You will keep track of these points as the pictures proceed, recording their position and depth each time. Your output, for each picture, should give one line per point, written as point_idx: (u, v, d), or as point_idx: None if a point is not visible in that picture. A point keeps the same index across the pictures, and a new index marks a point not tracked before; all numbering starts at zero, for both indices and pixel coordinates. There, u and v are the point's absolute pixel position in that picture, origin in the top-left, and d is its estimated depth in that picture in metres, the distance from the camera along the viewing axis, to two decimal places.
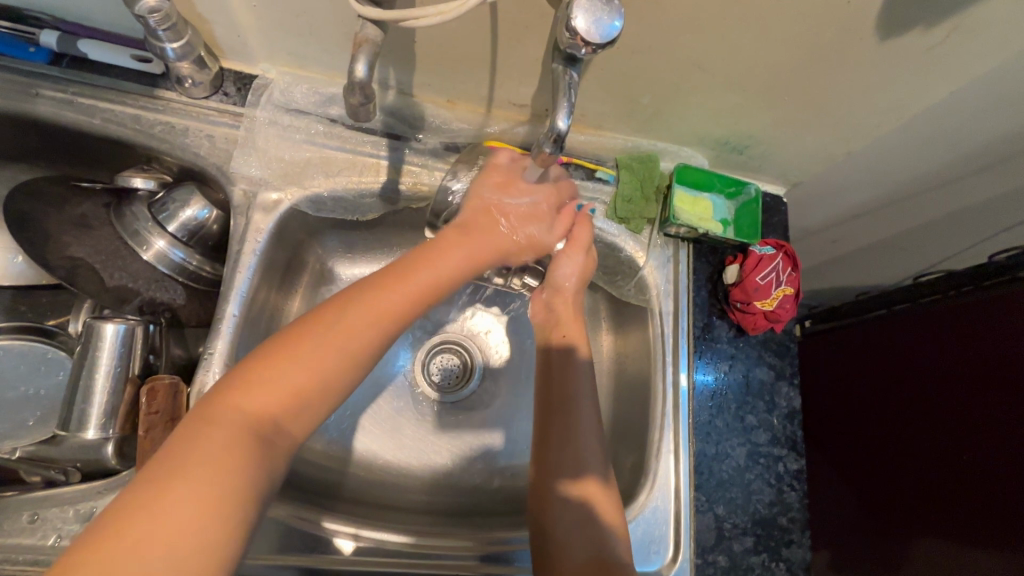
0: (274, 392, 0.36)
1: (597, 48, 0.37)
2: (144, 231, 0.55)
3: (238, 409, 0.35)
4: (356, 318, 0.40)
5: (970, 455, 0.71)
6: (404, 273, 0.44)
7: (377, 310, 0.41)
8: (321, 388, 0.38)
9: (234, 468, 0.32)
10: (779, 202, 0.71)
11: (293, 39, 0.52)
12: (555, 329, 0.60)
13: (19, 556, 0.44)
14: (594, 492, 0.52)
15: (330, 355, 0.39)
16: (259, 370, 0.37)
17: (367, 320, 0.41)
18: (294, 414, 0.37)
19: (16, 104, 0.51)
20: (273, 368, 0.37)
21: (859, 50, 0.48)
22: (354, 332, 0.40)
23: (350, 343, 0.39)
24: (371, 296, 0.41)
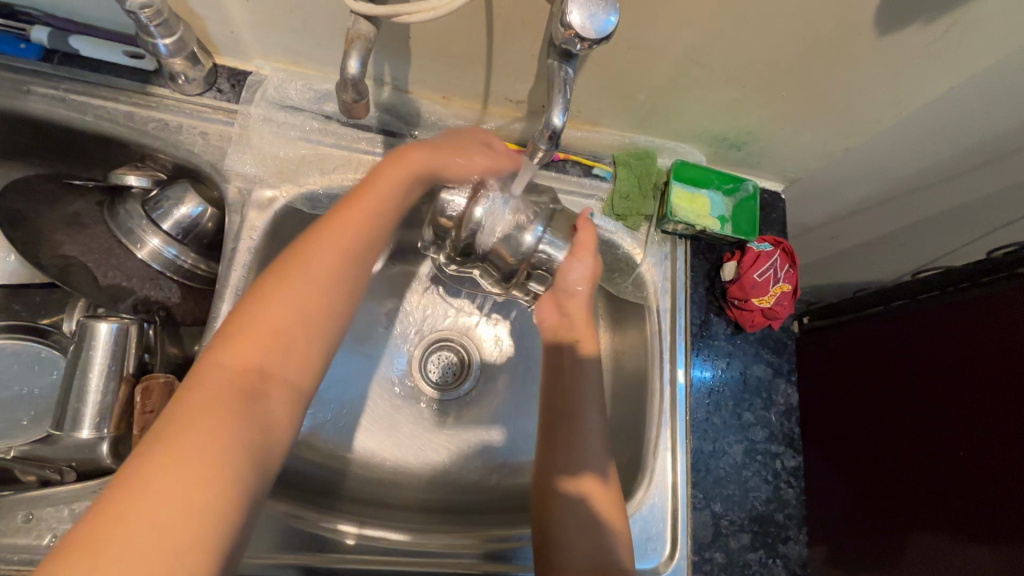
0: (249, 348, 0.39)
1: (592, 43, 0.36)
2: (137, 230, 0.55)
3: (224, 362, 0.38)
4: (315, 268, 0.44)
5: (966, 451, 0.71)
6: (347, 228, 0.47)
7: (325, 267, 0.45)
8: (291, 338, 0.42)
9: (234, 411, 0.36)
10: (777, 199, 0.71)
11: (286, 35, 0.51)
12: (565, 331, 0.60)
13: (14, 556, 0.44)
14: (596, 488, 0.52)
15: (300, 303, 0.42)
16: (236, 329, 0.40)
17: (326, 271, 0.45)
18: (281, 360, 0.41)
19: (8, 101, 0.51)
20: (251, 323, 0.40)
21: (856, 46, 0.47)
22: (306, 280, 0.44)
23: (308, 296, 0.43)
24: (314, 257, 0.45)
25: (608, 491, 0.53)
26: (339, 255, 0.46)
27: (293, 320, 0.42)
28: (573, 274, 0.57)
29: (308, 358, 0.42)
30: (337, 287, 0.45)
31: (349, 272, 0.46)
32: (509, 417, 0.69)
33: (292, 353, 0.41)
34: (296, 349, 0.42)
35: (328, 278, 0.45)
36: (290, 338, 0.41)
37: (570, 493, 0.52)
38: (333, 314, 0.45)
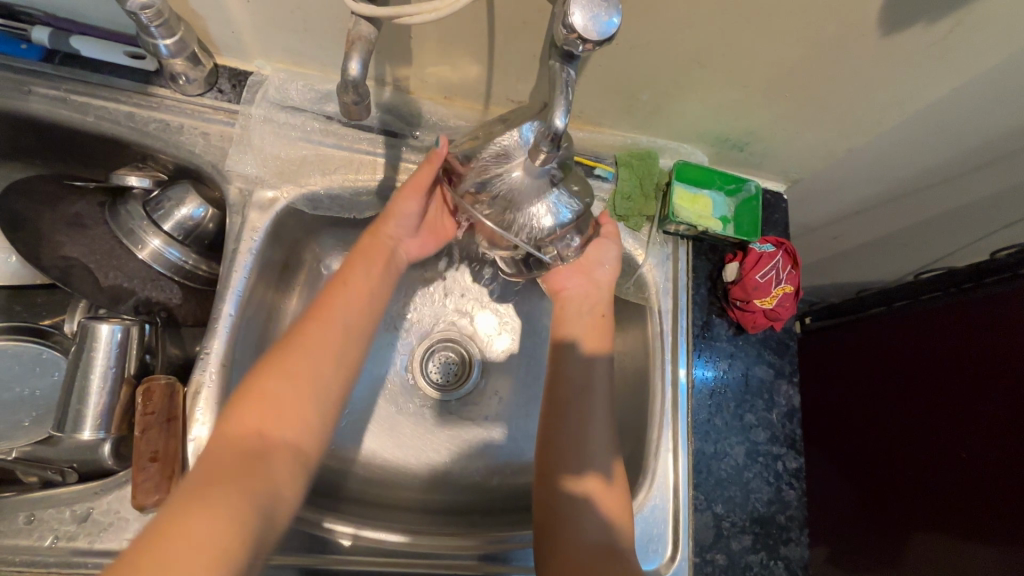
0: (261, 414, 0.42)
1: (594, 45, 0.36)
2: (139, 231, 0.55)
3: (228, 434, 0.41)
4: (306, 337, 0.47)
5: (968, 452, 0.71)
6: (351, 302, 0.50)
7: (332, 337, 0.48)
8: (302, 404, 0.44)
9: (235, 483, 0.38)
10: (779, 199, 0.71)
11: (287, 36, 0.51)
12: (595, 309, 0.60)
13: (17, 557, 0.44)
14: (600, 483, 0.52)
15: (295, 370, 0.45)
16: (238, 399, 0.43)
17: (320, 337, 0.47)
18: (283, 425, 0.43)
19: (10, 102, 0.51)
20: (250, 394, 0.43)
21: (859, 46, 0.47)
22: (312, 350, 0.46)
23: (317, 366, 0.46)
24: (322, 326, 0.48)
25: (613, 488, 0.53)
26: (331, 322, 0.48)
27: (290, 386, 0.44)
28: (605, 256, 0.60)
29: (310, 421, 0.44)
30: (332, 351, 0.47)
31: (343, 336, 0.49)
32: (510, 417, 0.69)
33: (293, 416, 0.43)
34: (296, 414, 0.44)
35: (321, 345, 0.47)
36: (290, 404, 0.44)
37: (571, 493, 0.52)
38: (332, 378, 0.47)
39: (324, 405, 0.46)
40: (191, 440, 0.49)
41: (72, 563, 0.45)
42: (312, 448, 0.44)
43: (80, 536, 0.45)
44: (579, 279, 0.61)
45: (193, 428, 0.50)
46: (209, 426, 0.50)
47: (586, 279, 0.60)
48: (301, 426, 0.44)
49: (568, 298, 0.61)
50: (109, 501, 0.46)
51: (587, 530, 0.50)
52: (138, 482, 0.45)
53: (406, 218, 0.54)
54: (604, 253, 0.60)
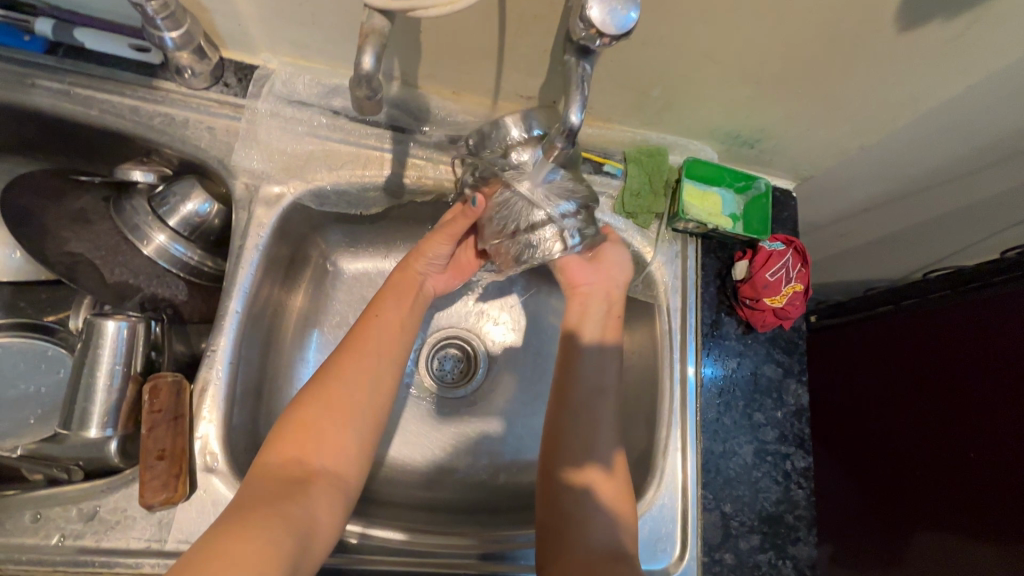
0: (303, 442, 0.43)
1: (612, 39, 0.35)
2: (144, 226, 0.54)
3: (270, 463, 0.42)
4: (343, 368, 0.48)
5: (976, 452, 0.71)
6: (384, 336, 0.51)
7: (369, 367, 0.49)
8: (343, 433, 0.45)
9: (277, 507, 0.38)
10: (788, 197, 0.70)
11: (294, 28, 0.51)
12: (612, 306, 0.60)
13: (23, 555, 0.44)
14: (609, 484, 0.52)
15: (333, 400, 0.46)
16: (279, 429, 0.44)
17: (356, 366, 0.48)
18: (322, 454, 0.44)
19: (13, 95, 0.50)
20: (291, 423, 0.44)
21: (876, 42, 0.46)
22: (353, 380, 0.48)
23: (357, 396, 0.47)
24: (359, 355, 0.49)
25: (623, 489, 0.52)
26: (366, 353, 0.50)
27: (328, 416, 0.45)
28: (619, 256, 0.61)
29: (347, 450, 0.45)
30: (368, 382, 0.48)
31: (378, 366, 0.50)
32: (516, 415, 0.69)
33: (330, 446, 0.44)
34: (334, 443, 0.45)
35: (358, 375, 0.48)
36: (328, 433, 0.45)
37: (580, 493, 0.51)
38: (368, 409, 0.47)
39: (360, 436, 0.46)
40: (197, 438, 0.49)
41: (80, 561, 0.44)
42: (349, 479, 0.45)
43: (87, 534, 0.45)
44: (595, 276, 0.60)
45: (199, 426, 0.49)
46: (216, 423, 0.50)
47: (603, 275, 0.60)
48: (339, 456, 0.44)
49: (586, 294, 0.60)
50: (115, 500, 0.46)
51: (597, 531, 0.49)
52: (146, 480, 0.45)
53: (434, 256, 0.57)
54: (618, 252, 0.61)
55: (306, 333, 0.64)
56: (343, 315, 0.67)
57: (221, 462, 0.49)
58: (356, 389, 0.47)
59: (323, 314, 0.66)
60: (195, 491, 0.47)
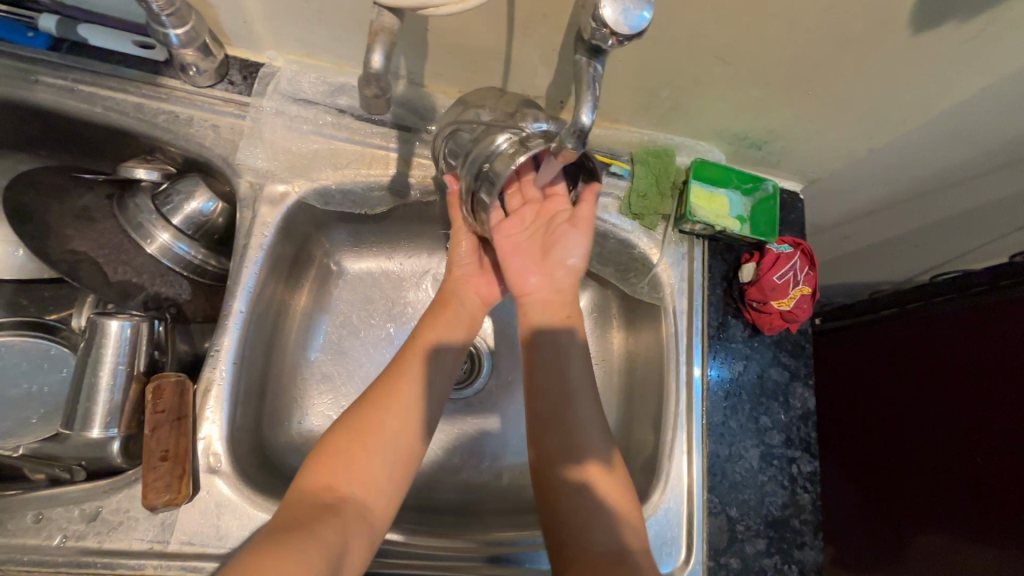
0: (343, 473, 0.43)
1: (624, 39, 0.35)
2: (147, 224, 0.54)
3: (303, 492, 0.41)
4: (378, 396, 0.47)
5: (981, 457, 0.70)
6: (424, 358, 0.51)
7: (412, 395, 0.48)
8: (380, 466, 0.44)
9: (311, 536, 0.37)
10: (796, 199, 0.70)
11: (301, 26, 0.50)
12: (558, 309, 0.53)
13: (25, 557, 0.44)
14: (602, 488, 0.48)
15: (367, 429, 0.45)
16: (313, 457, 0.44)
17: (391, 393, 0.47)
18: (353, 483, 0.43)
19: (16, 92, 0.50)
20: (325, 452, 0.44)
21: (889, 43, 0.46)
22: (396, 409, 0.47)
23: (398, 427, 0.46)
24: (403, 383, 0.48)
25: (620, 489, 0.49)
26: (402, 379, 0.49)
27: (360, 445, 0.44)
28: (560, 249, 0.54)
29: (379, 486, 0.44)
30: (403, 410, 0.47)
31: (416, 392, 0.48)
32: (520, 417, 0.68)
33: (363, 475, 0.43)
34: (366, 472, 0.43)
35: (393, 402, 0.47)
36: (359, 463, 0.43)
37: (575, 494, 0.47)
38: (402, 436, 0.46)
39: (393, 466, 0.45)
40: (200, 439, 0.48)
41: (81, 562, 0.44)
42: (378, 517, 0.43)
43: (89, 535, 0.45)
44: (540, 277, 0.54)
45: (202, 427, 0.49)
46: (219, 424, 0.49)
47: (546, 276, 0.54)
48: (370, 486, 0.43)
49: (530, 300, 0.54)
50: (118, 501, 0.46)
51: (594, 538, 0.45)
52: (149, 481, 0.45)
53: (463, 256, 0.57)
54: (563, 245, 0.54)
55: (309, 332, 0.64)
56: (346, 314, 0.66)
57: (224, 462, 0.48)
58: (390, 417, 0.46)
59: (327, 314, 0.66)
60: (198, 492, 0.47)
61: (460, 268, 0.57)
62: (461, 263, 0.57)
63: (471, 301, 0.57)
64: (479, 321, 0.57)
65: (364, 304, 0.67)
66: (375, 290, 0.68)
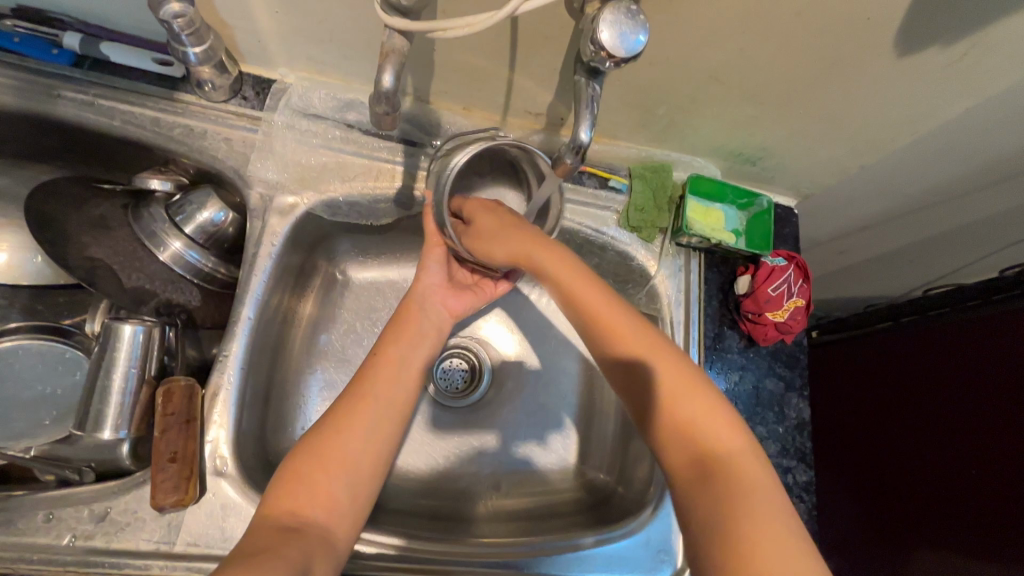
0: (306, 495, 0.42)
1: (621, 61, 0.37)
2: (161, 233, 0.55)
3: (266, 514, 0.40)
4: (340, 415, 0.46)
5: (977, 469, 0.70)
6: (388, 367, 0.50)
7: (375, 415, 0.47)
8: (343, 484, 0.43)
9: (278, 553, 0.36)
10: (790, 214, 0.72)
11: (313, 46, 0.52)
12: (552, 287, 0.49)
13: (35, 555, 0.45)
14: (690, 419, 0.41)
15: (329, 450, 0.44)
16: (276, 479, 0.43)
17: (355, 412, 0.47)
18: (316, 503, 0.42)
19: (40, 106, 0.52)
20: (287, 474, 0.43)
21: (874, 66, 0.48)
22: (359, 429, 0.46)
23: (364, 446, 0.45)
24: (364, 403, 0.47)
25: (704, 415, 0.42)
26: (362, 396, 0.48)
27: (322, 466, 0.43)
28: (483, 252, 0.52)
29: (342, 506, 0.43)
30: (365, 429, 0.46)
31: (380, 410, 0.48)
32: (519, 425, 0.69)
33: (325, 495, 0.42)
34: (329, 491, 0.42)
35: (356, 423, 0.46)
36: (321, 484, 0.42)
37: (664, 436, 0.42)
38: (364, 456, 0.45)
39: (354, 485, 0.44)
40: (208, 442, 0.50)
41: (90, 562, 0.45)
42: (342, 538, 0.42)
43: (98, 534, 0.46)
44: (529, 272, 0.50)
45: (210, 430, 0.50)
46: (226, 428, 0.50)
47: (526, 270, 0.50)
48: (332, 506, 0.42)
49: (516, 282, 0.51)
50: (126, 501, 0.47)
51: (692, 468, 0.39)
52: (157, 482, 0.46)
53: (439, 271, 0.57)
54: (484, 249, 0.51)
55: (313, 340, 0.65)
56: (350, 322, 0.68)
57: (230, 465, 0.49)
58: (353, 435, 0.45)
59: (332, 322, 0.67)
60: (205, 493, 0.48)
61: (426, 280, 0.57)
62: (429, 272, 0.57)
63: (438, 313, 0.57)
64: (444, 335, 0.57)
65: (368, 309, 0.69)
66: (380, 296, 0.69)
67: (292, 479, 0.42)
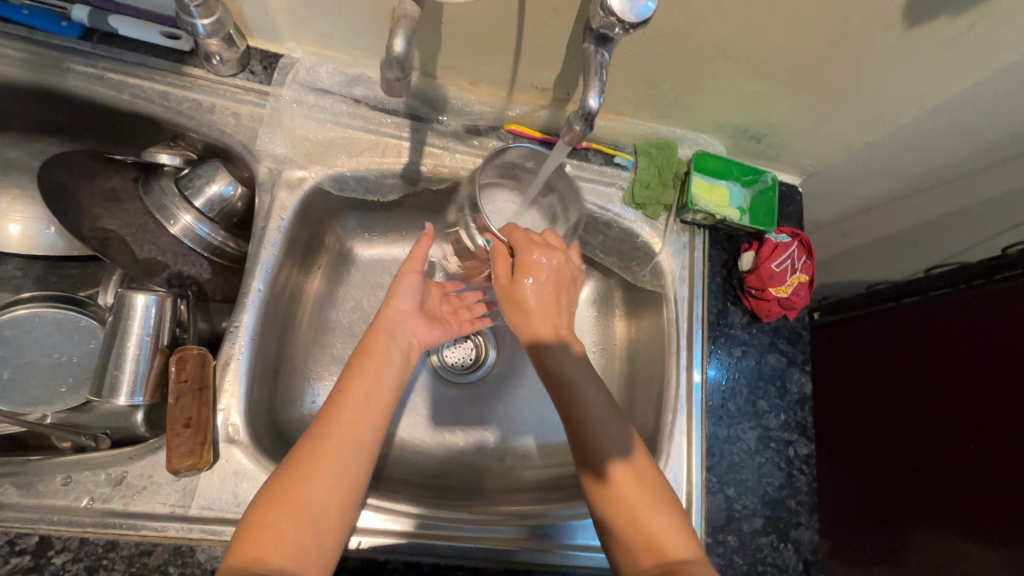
0: (271, 545, 0.41)
1: (630, 27, 0.38)
2: (171, 207, 0.56)
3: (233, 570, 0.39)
4: (305, 461, 0.45)
5: (974, 444, 0.71)
6: (351, 411, 0.48)
7: (337, 459, 0.46)
8: (311, 531, 0.43)
9: None
10: (794, 192, 0.72)
11: (320, 19, 0.53)
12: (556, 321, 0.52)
13: (54, 516, 0.46)
14: (649, 519, 0.47)
15: (292, 498, 0.43)
16: (244, 527, 0.42)
17: (320, 457, 0.45)
18: (284, 554, 0.41)
19: (49, 79, 0.52)
20: (254, 525, 0.42)
21: (883, 37, 0.48)
22: (321, 473, 0.45)
23: (329, 491, 0.44)
24: (326, 448, 0.46)
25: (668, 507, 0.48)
26: (323, 443, 0.46)
27: (288, 516, 0.42)
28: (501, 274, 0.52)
29: (311, 551, 0.42)
30: (329, 478, 0.45)
31: (346, 453, 0.46)
32: (524, 401, 0.71)
33: (292, 545, 0.42)
34: (295, 542, 0.42)
35: (319, 466, 0.45)
36: (288, 533, 0.42)
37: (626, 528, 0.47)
38: (330, 506, 0.44)
39: (321, 535, 0.43)
40: (220, 411, 0.50)
41: (108, 523, 0.46)
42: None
43: (114, 497, 0.47)
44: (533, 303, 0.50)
45: (222, 399, 0.51)
46: (237, 397, 0.51)
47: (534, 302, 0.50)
48: (300, 553, 0.42)
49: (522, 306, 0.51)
50: (142, 466, 0.48)
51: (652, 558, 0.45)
52: (173, 447, 0.47)
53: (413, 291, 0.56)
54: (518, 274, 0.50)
55: (322, 315, 0.66)
56: (357, 300, 0.69)
57: (242, 433, 0.50)
58: (317, 483, 0.44)
59: (339, 298, 0.68)
60: (218, 460, 0.49)
61: (398, 306, 0.55)
62: (403, 300, 0.55)
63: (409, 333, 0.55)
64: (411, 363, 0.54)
65: (375, 287, 0.70)
66: (385, 273, 0.70)
67: (259, 529, 0.42)
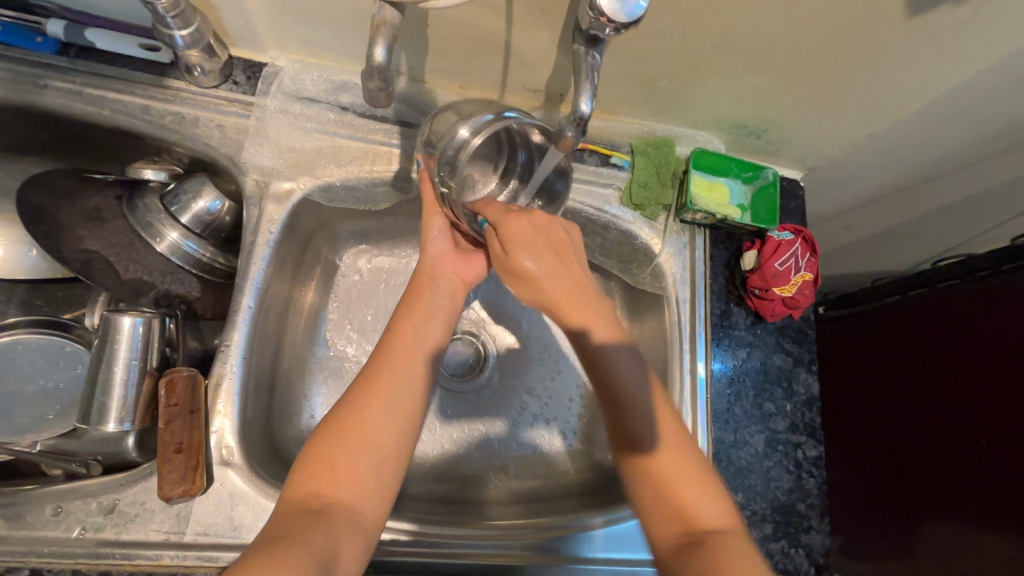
0: (325, 477, 0.41)
1: (621, 27, 0.37)
2: (156, 223, 0.54)
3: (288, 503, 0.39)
4: (357, 393, 0.44)
5: (988, 439, 0.70)
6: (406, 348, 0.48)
7: (393, 394, 0.45)
8: (369, 463, 0.42)
9: (299, 537, 0.36)
10: (796, 187, 0.70)
11: (303, 26, 0.51)
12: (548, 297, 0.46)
13: (45, 548, 0.45)
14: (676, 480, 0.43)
15: (349, 429, 0.42)
16: (300, 464, 0.42)
17: (370, 393, 0.44)
18: (339, 485, 0.41)
19: (25, 96, 0.51)
20: (306, 460, 0.42)
21: (884, 27, 0.46)
22: (378, 404, 0.44)
23: (384, 427, 0.44)
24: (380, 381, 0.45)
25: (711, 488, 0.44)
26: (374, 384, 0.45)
27: (343, 448, 0.42)
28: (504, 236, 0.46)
29: (367, 483, 0.42)
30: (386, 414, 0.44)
31: (397, 389, 0.45)
32: (527, 410, 0.69)
33: (347, 478, 0.41)
34: (352, 475, 0.41)
35: (376, 399, 0.44)
36: (342, 465, 0.41)
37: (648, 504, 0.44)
38: (384, 440, 0.43)
39: (378, 466, 0.42)
40: (213, 432, 0.49)
41: (100, 553, 0.45)
42: (370, 515, 0.41)
43: (107, 527, 0.46)
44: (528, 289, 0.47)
45: (215, 420, 0.50)
46: (230, 417, 0.50)
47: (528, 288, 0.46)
48: (355, 485, 0.41)
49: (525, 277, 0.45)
50: (134, 493, 0.47)
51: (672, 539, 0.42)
52: (164, 473, 0.46)
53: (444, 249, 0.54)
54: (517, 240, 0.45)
55: (316, 327, 0.65)
56: (353, 311, 0.67)
57: (237, 455, 0.49)
58: (367, 422, 0.43)
59: (335, 310, 0.67)
60: (212, 484, 0.48)
61: (436, 250, 0.53)
62: (437, 240, 0.53)
63: (450, 280, 0.53)
64: (458, 298, 0.54)
65: (367, 300, 0.68)
66: (376, 282, 0.69)
67: (318, 459, 0.41)
